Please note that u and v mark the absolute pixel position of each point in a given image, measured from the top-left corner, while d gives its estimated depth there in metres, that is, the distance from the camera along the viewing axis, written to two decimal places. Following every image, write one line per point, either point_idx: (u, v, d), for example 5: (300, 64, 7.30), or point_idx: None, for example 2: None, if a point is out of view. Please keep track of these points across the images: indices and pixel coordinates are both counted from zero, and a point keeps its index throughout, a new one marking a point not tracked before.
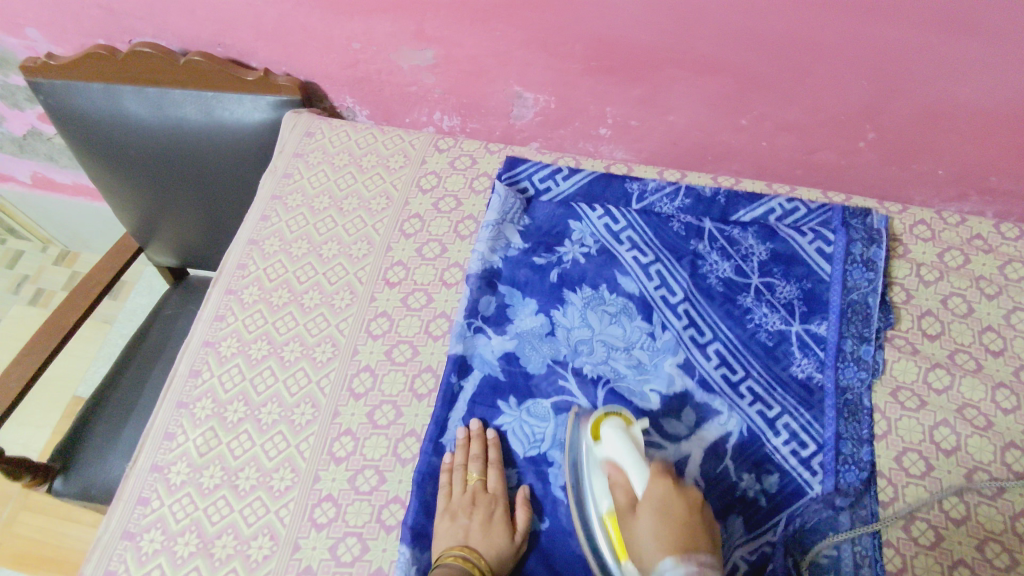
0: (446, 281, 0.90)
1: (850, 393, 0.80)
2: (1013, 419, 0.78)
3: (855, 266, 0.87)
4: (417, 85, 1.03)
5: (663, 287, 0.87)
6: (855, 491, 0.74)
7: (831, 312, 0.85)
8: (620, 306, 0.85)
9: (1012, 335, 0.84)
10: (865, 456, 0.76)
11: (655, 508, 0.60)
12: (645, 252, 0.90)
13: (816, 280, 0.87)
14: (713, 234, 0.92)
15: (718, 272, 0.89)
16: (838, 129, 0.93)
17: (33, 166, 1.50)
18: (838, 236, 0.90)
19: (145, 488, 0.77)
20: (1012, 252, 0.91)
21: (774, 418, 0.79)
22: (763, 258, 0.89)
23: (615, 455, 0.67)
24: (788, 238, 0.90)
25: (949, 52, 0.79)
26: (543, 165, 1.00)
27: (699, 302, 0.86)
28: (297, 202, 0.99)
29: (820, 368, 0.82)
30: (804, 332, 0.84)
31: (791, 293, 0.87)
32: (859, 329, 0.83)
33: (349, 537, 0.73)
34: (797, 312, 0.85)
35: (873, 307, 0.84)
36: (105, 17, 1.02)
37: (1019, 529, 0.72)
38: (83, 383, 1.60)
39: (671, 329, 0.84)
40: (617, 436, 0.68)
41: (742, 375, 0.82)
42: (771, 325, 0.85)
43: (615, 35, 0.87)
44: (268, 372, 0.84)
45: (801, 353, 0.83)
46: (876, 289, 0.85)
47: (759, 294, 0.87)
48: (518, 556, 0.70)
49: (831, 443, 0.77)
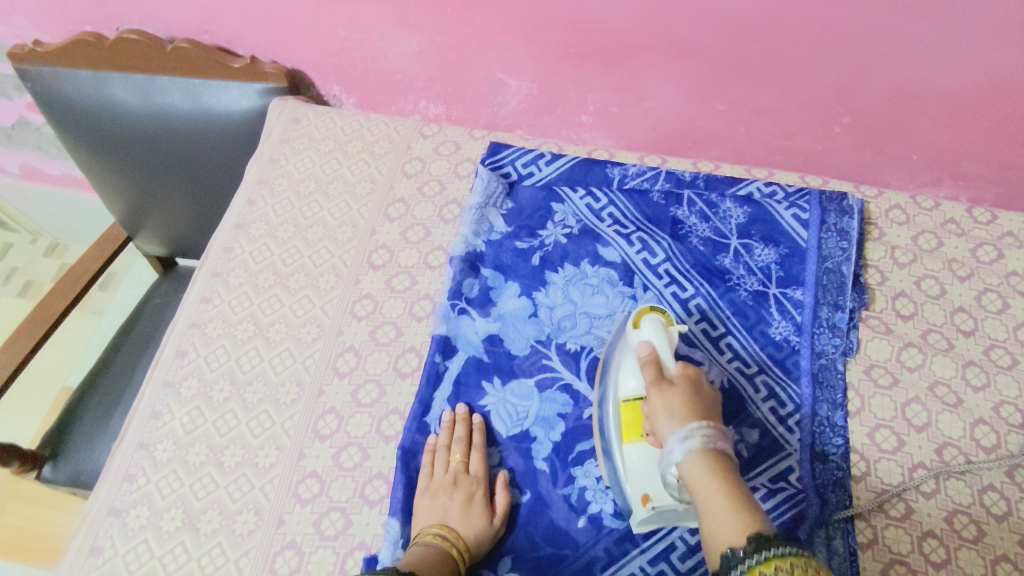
0: (431, 265, 0.92)
1: (826, 358, 0.82)
2: (983, 396, 0.80)
3: (830, 234, 0.89)
4: (402, 72, 1.04)
5: (644, 251, 0.89)
6: (830, 449, 0.77)
7: (808, 276, 0.87)
8: (602, 277, 0.87)
9: (983, 316, 0.86)
10: (840, 420, 0.79)
11: (687, 398, 0.62)
12: (626, 224, 0.92)
13: (795, 253, 0.88)
14: (692, 199, 0.94)
15: (698, 233, 0.91)
16: (815, 115, 0.95)
17: (21, 157, 1.50)
18: (813, 208, 0.91)
19: (132, 466, 0.78)
20: (984, 236, 0.93)
21: (752, 373, 0.81)
22: (741, 221, 0.91)
23: (651, 341, 0.67)
24: (767, 207, 0.92)
25: (919, 38, 0.81)
26: (526, 150, 1.01)
27: (679, 261, 0.89)
28: (283, 187, 1.00)
29: (797, 332, 0.84)
30: (781, 295, 0.86)
31: (769, 257, 0.89)
32: (834, 297, 0.85)
33: (333, 512, 0.74)
34: (774, 277, 0.87)
35: (847, 275, 0.86)
36: (92, 4, 1.02)
37: (987, 502, 0.74)
38: (72, 373, 1.60)
39: (652, 289, 0.86)
40: (656, 327, 0.67)
41: (722, 331, 0.84)
42: (750, 285, 0.87)
43: (595, 21, 0.89)
44: (254, 352, 0.85)
45: (778, 317, 0.85)
46: (850, 258, 0.87)
47: (738, 256, 0.89)
48: (496, 537, 0.71)
49: (808, 406, 0.79)
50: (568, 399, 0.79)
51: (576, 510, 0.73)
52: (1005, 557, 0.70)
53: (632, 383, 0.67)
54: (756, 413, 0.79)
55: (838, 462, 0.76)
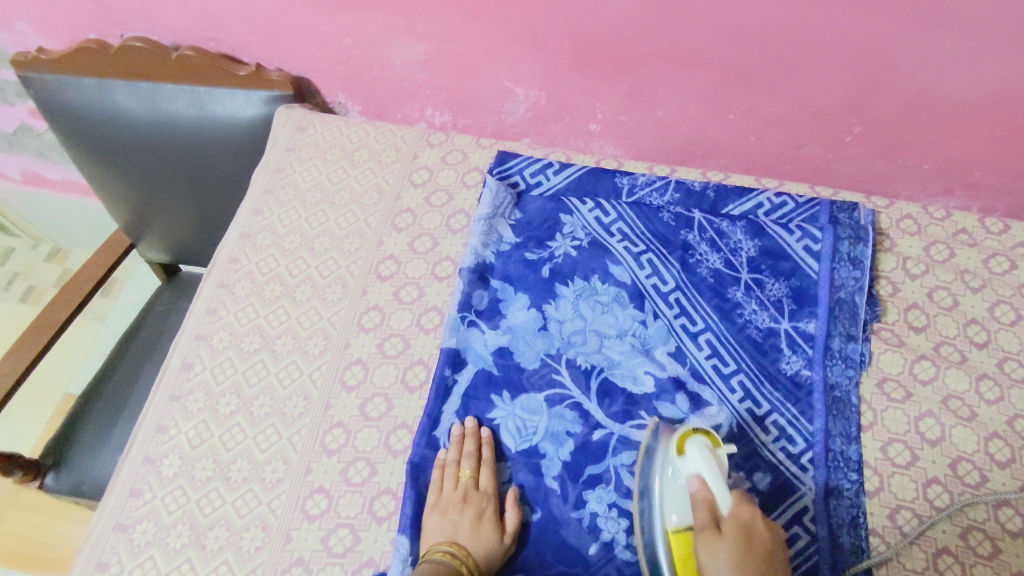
0: (439, 276, 0.91)
1: (839, 392, 0.80)
2: (997, 410, 0.79)
3: (842, 264, 0.88)
4: (409, 80, 1.04)
5: (654, 276, 0.88)
6: (843, 486, 0.75)
7: (819, 310, 0.85)
8: (612, 296, 0.86)
9: (996, 328, 0.85)
10: (854, 455, 0.77)
11: (733, 476, 0.62)
12: (636, 242, 0.91)
13: (804, 278, 0.88)
14: (703, 225, 0.93)
15: (708, 264, 0.89)
16: (826, 125, 0.94)
17: (23, 162, 1.49)
18: (825, 234, 0.90)
19: (138, 481, 0.77)
20: (996, 246, 0.92)
21: (764, 415, 0.79)
22: (751, 254, 0.90)
23: (699, 473, 0.63)
24: (777, 236, 0.91)
25: (932, 48, 0.80)
26: (534, 160, 1.00)
27: (689, 291, 0.87)
28: (289, 196, 0.99)
29: (808, 364, 0.82)
30: (792, 330, 0.84)
31: (780, 291, 0.87)
32: (847, 327, 0.84)
33: (341, 528, 0.73)
34: (786, 310, 0.86)
35: (859, 304, 0.85)
36: (96, 11, 1.01)
37: (1002, 518, 0.73)
38: (74, 380, 1.60)
39: (662, 318, 0.85)
40: (703, 456, 0.63)
41: (733, 368, 0.82)
42: (761, 320, 0.85)
43: (605, 30, 0.88)
44: (261, 365, 0.84)
45: (790, 349, 0.83)
46: (861, 288, 0.86)
47: (749, 290, 0.87)
48: (507, 555, 0.71)
49: (821, 441, 0.77)
50: (578, 416, 0.78)
51: (588, 530, 0.72)
52: (1020, 574, 0.70)
53: (677, 448, 0.67)
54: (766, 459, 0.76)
55: (852, 500, 0.74)
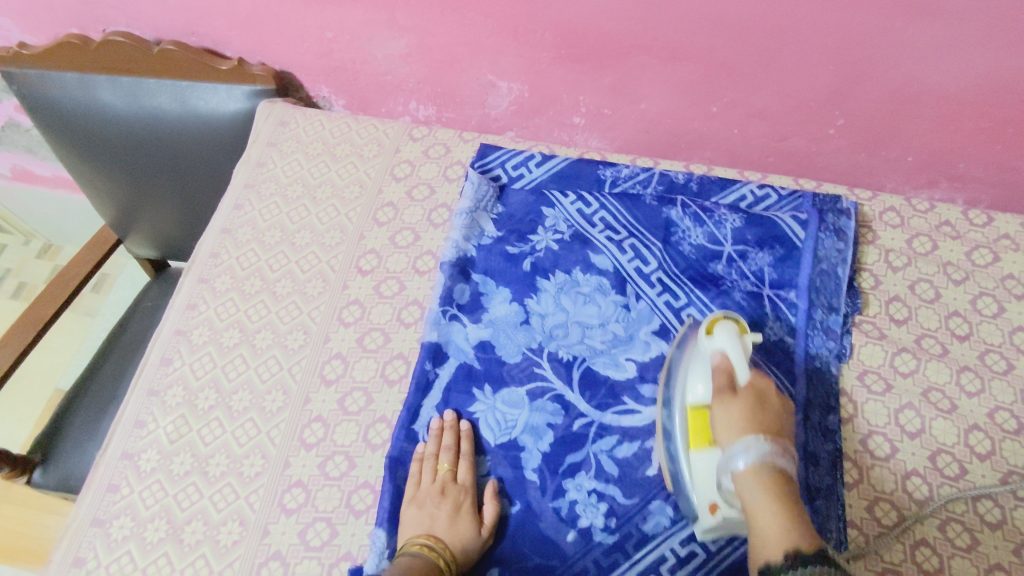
0: (420, 270, 0.91)
1: (820, 361, 0.81)
2: (977, 402, 0.79)
3: (826, 234, 0.89)
4: (391, 74, 1.03)
5: (636, 258, 0.88)
6: (823, 454, 0.76)
7: (801, 280, 0.85)
8: (594, 285, 0.86)
9: (978, 320, 0.85)
10: (834, 424, 0.77)
11: (753, 408, 0.64)
12: (618, 230, 0.90)
13: (788, 248, 0.88)
14: (687, 202, 0.92)
15: (691, 239, 0.89)
16: (809, 117, 0.94)
17: (11, 158, 1.49)
18: (810, 214, 0.90)
19: (116, 476, 0.77)
20: (979, 238, 0.92)
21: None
22: (736, 227, 0.90)
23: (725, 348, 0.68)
24: (761, 213, 0.91)
25: (913, 39, 0.80)
26: (516, 153, 1.00)
27: (672, 267, 0.87)
28: (270, 191, 0.99)
29: (791, 333, 0.83)
30: (775, 297, 0.85)
31: (763, 262, 0.88)
32: (829, 300, 0.84)
33: (318, 522, 0.73)
34: (767, 280, 0.86)
35: (841, 278, 0.86)
36: (77, 6, 1.01)
37: (981, 510, 0.73)
38: (65, 376, 1.60)
39: (645, 299, 0.85)
40: (730, 337, 0.68)
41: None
42: (744, 290, 0.86)
43: (586, 23, 0.87)
44: (240, 359, 0.84)
45: (772, 320, 0.84)
46: (844, 260, 0.87)
47: (732, 262, 0.88)
48: (485, 548, 0.70)
49: (801, 410, 0.78)
50: (558, 408, 0.78)
51: (567, 524, 0.72)
52: (998, 565, 0.70)
53: (699, 394, 0.68)
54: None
55: (831, 469, 0.75)
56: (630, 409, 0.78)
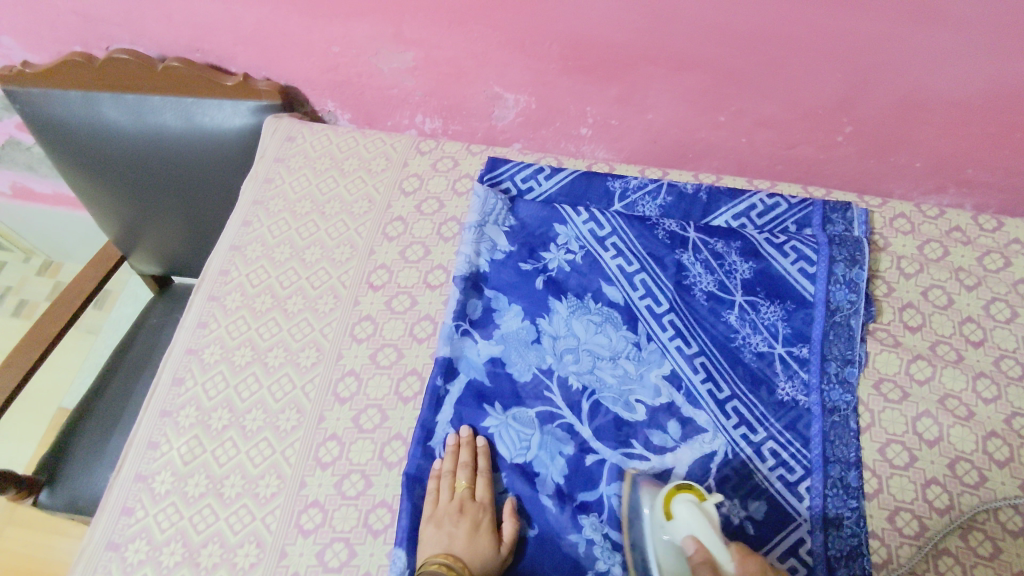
0: (431, 284, 0.90)
1: (837, 416, 0.79)
2: (994, 408, 0.79)
3: (837, 286, 0.85)
4: (398, 87, 1.03)
5: (648, 297, 0.86)
6: (843, 518, 0.73)
7: (813, 332, 0.83)
8: (605, 316, 0.85)
9: (992, 326, 0.85)
10: (853, 482, 0.75)
11: None
12: (631, 260, 0.89)
13: (800, 302, 0.85)
14: (698, 245, 0.90)
15: (701, 286, 0.87)
16: (817, 125, 0.94)
17: (12, 176, 1.48)
18: (822, 255, 0.86)
19: (130, 500, 0.76)
20: (990, 243, 0.92)
21: (759, 441, 0.77)
22: (747, 277, 0.87)
23: (695, 531, 0.61)
24: (771, 258, 0.88)
25: (922, 47, 0.80)
26: (524, 164, 1.00)
27: (684, 314, 0.85)
28: (278, 207, 0.99)
29: (804, 392, 0.80)
30: (787, 353, 0.83)
31: (775, 315, 0.85)
32: (844, 352, 0.81)
33: (336, 543, 0.72)
34: (780, 336, 0.83)
35: (855, 328, 0.83)
36: (81, 24, 1.00)
37: (1002, 518, 0.72)
38: (69, 395, 1.58)
39: (655, 340, 0.83)
40: (695, 513, 0.62)
41: (727, 394, 0.80)
42: (755, 345, 0.83)
43: (594, 34, 0.87)
44: (252, 378, 0.83)
45: (785, 375, 0.81)
46: (858, 312, 0.83)
47: (743, 313, 0.85)
48: (503, 566, 0.70)
49: (819, 467, 0.76)
50: (570, 436, 0.77)
51: (585, 549, 0.71)
52: (1022, 574, 0.70)
53: None
54: (764, 484, 0.75)
55: (853, 528, 0.72)
56: (638, 454, 0.76)
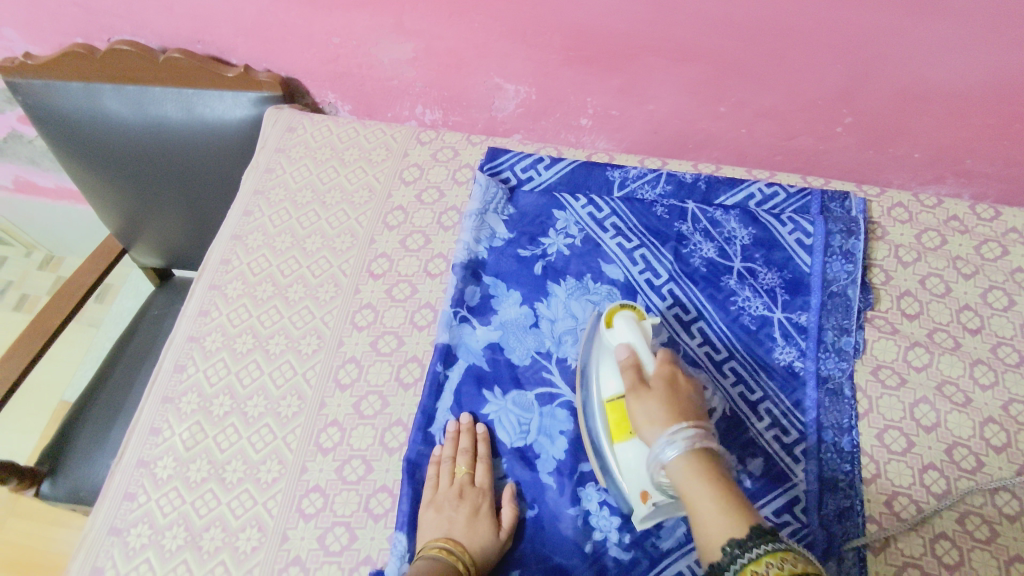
0: (431, 272, 0.91)
1: (833, 382, 0.80)
2: (991, 394, 0.79)
3: (835, 258, 0.86)
4: (398, 78, 1.04)
5: (647, 270, 0.88)
6: (839, 478, 0.75)
7: (811, 300, 0.84)
8: (604, 293, 0.86)
9: (989, 314, 0.85)
10: (847, 445, 0.77)
11: (667, 396, 0.66)
12: (630, 237, 0.90)
13: (797, 269, 0.86)
14: (696, 215, 0.92)
15: (701, 253, 0.89)
16: (816, 115, 0.94)
17: (13, 170, 1.49)
18: (817, 228, 0.88)
19: (132, 485, 0.77)
20: (988, 232, 0.92)
21: (757, 401, 0.79)
22: (745, 244, 0.89)
23: (630, 341, 0.71)
24: (769, 226, 0.90)
25: (920, 37, 0.80)
26: (525, 154, 1.01)
27: (683, 282, 0.87)
28: (280, 197, 0.99)
29: (801, 356, 0.81)
30: (786, 320, 0.84)
31: (773, 280, 0.86)
32: (840, 321, 0.83)
33: (337, 526, 0.73)
34: (779, 301, 0.85)
35: (853, 297, 0.84)
36: (82, 16, 1.01)
37: (999, 502, 0.73)
38: (70, 388, 1.59)
39: (655, 311, 0.85)
40: (631, 326, 0.72)
41: (726, 356, 0.81)
42: (755, 308, 0.84)
43: (594, 25, 0.88)
44: (254, 365, 0.84)
45: (783, 340, 0.83)
46: (855, 280, 0.85)
47: (742, 278, 0.87)
48: (501, 551, 0.70)
49: (814, 430, 0.77)
50: (569, 416, 0.78)
51: (581, 526, 0.72)
52: (1019, 557, 0.70)
53: (613, 384, 0.70)
54: (760, 445, 0.76)
55: (847, 490, 0.74)
56: None
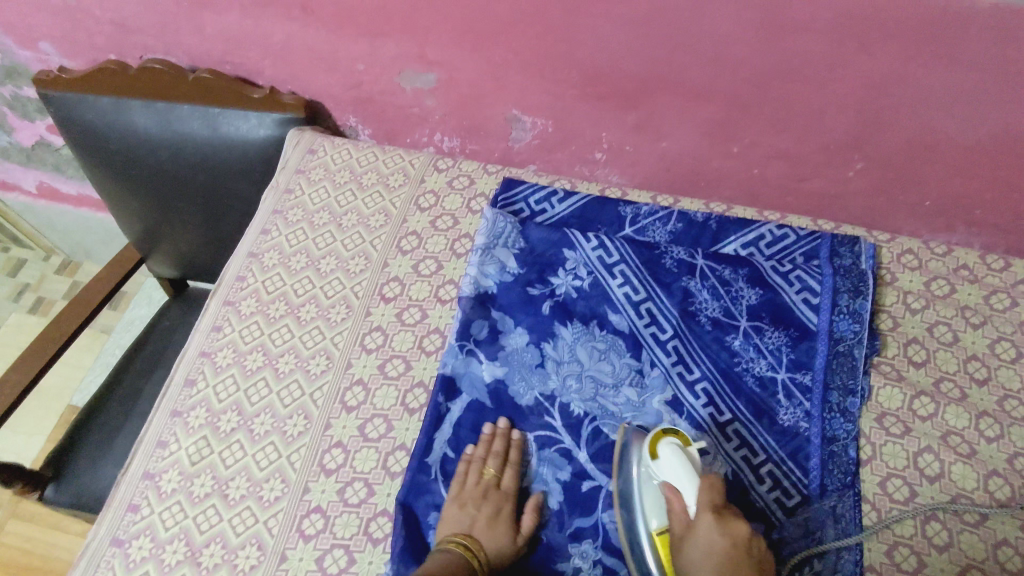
0: (442, 298, 0.92)
1: (836, 445, 0.79)
2: (996, 447, 0.79)
3: (841, 317, 0.87)
4: (419, 107, 1.06)
5: (652, 324, 0.87)
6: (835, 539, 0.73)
7: (817, 355, 0.84)
8: (609, 343, 0.86)
9: (997, 365, 0.85)
10: (849, 510, 0.75)
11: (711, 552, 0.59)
12: (638, 289, 0.89)
13: (804, 333, 0.86)
14: (705, 271, 0.91)
15: (706, 312, 0.88)
16: (828, 159, 0.96)
17: (39, 176, 1.52)
18: (824, 288, 0.89)
19: (136, 496, 0.78)
20: (997, 282, 0.93)
21: (758, 462, 0.78)
22: (752, 303, 0.88)
23: (670, 476, 0.66)
24: (778, 289, 0.89)
25: (930, 90, 0.82)
26: (540, 187, 1.02)
27: (688, 339, 0.86)
28: (298, 217, 1.01)
29: (806, 418, 0.81)
30: (790, 379, 0.83)
31: (778, 340, 0.86)
32: (845, 380, 0.83)
33: (336, 549, 0.73)
34: (785, 361, 0.84)
35: (858, 359, 0.84)
36: (117, 34, 1.05)
37: (1001, 557, 0.72)
38: (78, 393, 1.60)
39: (659, 366, 0.84)
40: (674, 455, 0.66)
41: (728, 417, 0.81)
42: (758, 370, 0.84)
43: (612, 64, 0.90)
44: (263, 383, 0.85)
45: (786, 402, 0.82)
46: (861, 341, 0.85)
47: (748, 337, 0.86)
48: (518, 555, 0.72)
49: (816, 494, 0.76)
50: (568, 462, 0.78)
51: None
52: None
53: (655, 521, 0.67)
54: (759, 501, 0.76)
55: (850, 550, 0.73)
56: None
